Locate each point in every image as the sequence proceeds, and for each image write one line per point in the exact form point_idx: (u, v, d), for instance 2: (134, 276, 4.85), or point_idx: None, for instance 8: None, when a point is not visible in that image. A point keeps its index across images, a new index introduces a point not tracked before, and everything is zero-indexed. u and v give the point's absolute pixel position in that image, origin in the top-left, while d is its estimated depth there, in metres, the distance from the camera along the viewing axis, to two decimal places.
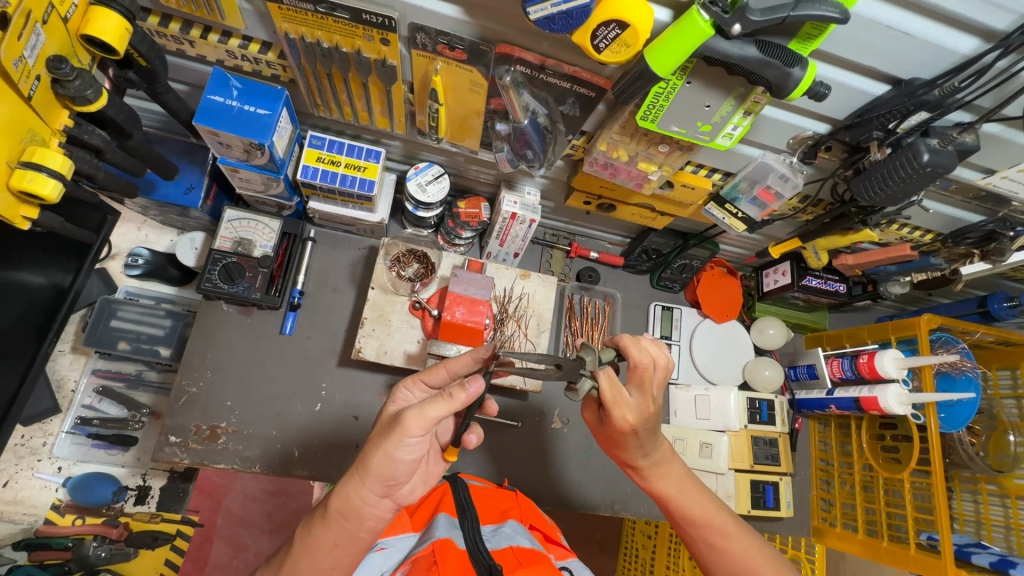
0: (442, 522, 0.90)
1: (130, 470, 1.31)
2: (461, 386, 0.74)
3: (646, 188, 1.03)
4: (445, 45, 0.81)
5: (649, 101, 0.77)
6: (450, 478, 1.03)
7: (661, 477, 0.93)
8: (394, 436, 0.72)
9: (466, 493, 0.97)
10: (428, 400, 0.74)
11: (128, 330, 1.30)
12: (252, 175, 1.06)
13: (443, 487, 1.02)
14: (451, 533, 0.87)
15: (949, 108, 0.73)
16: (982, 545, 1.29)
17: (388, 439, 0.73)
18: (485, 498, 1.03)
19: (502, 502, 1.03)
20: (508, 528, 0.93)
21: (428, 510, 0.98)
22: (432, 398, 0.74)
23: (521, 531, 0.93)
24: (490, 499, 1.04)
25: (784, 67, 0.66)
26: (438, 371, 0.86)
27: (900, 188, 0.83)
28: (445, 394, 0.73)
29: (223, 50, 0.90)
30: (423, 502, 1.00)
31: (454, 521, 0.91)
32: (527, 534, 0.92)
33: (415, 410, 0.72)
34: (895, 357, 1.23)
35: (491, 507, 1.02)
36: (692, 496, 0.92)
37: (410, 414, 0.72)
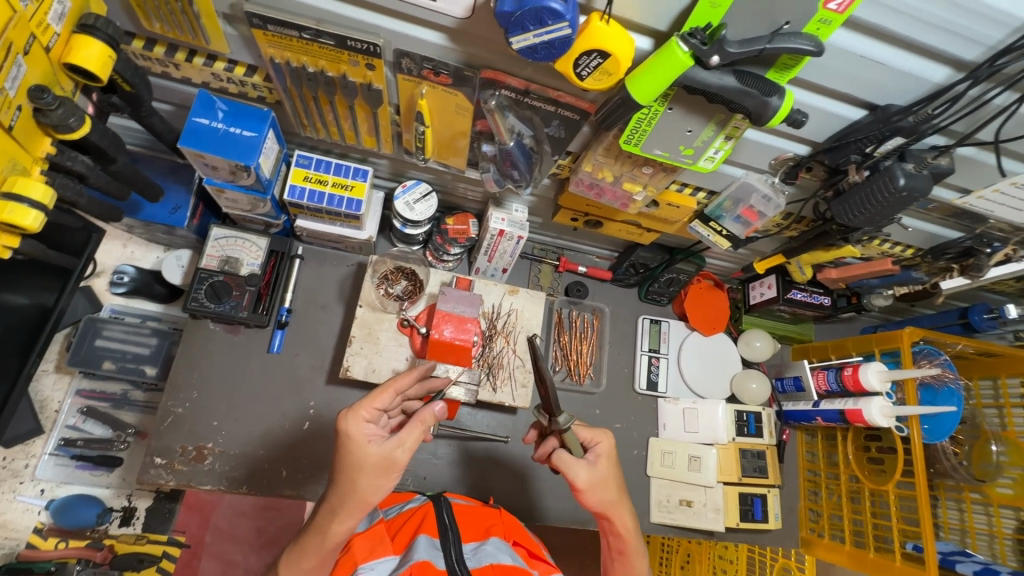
0: (422, 545, 0.87)
1: (114, 490, 1.28)
2: (427, 409, 0.83)
3: (632, 208, 1.04)
4: (431, 70, 0.82)
5: (632, 125, 0.78)
6: (433, 497, 1.01)
7: (637, 551, 0.90)
8: (393, 474, 0.78)
9: (448, 514, 0.95)
10: (403, 431, 0.79)
11: (113, 349, 1.29)
12: (239, 195, 1.06)
13: (425, 507, 0.99)
14: (432, 555, 0.86)
15: (924, 135, 0.75)
16: (966, 553, 1.31)
17: (389, 477, 0.78)
18: (468, 517, 1.01)
19: (485, 518, 1.01)
20: (491, 545, 0.91)
21: (410, 531, 0.94)
22: (410, 427, 0.80)
23: (503, 548, 0.92)
24: (473, 516, 1.02)
25: (763, 96, 0.67)
26: (388, 393, 0.84)
27: (878, 211, 0.84)
28: (419, 421, 0.81)
29: (208, 73, 0.90)
30: (405, 522, 0.97)
31: (435, 543, 0.89)
32: (509, 552, 0.91)
33: (406, 446, 0.79)
34: (878, 369, 1.26)
35: (474, 525, 0.99)
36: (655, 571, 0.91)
37: (405, 451, 0.78)
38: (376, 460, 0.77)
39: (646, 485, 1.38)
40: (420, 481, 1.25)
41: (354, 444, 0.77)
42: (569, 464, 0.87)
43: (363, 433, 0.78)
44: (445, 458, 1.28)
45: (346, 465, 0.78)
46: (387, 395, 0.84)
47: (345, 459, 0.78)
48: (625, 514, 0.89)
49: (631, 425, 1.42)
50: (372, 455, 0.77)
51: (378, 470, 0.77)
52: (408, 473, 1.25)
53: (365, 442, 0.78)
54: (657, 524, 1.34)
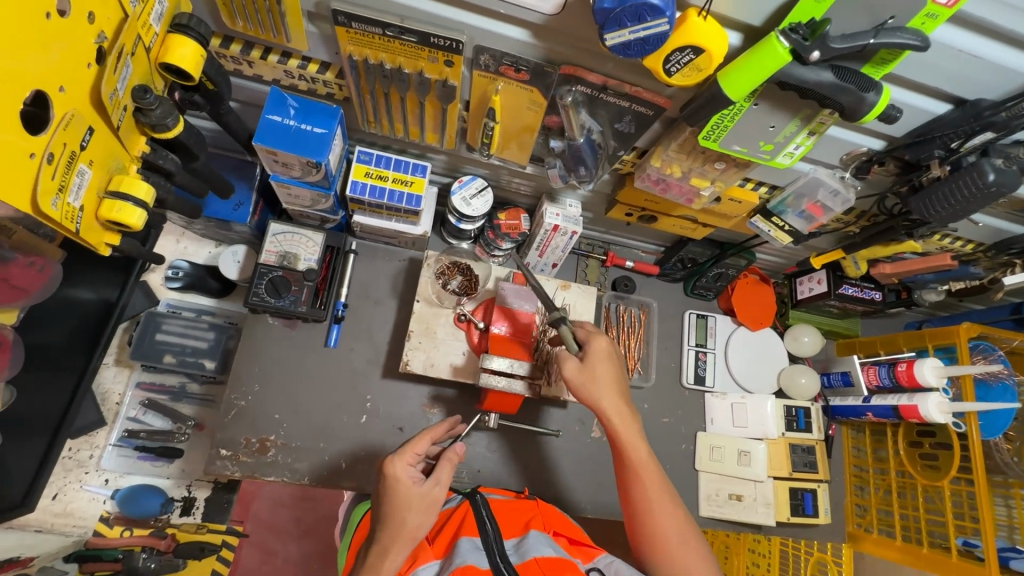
0: (466, 548, 0.84)
1: (175, 481, 1.31)
2: (451, 449, 0.94)
3: (696, 204, 1.04)
4: (509, 67, 0.82)
5: (715, 122, 0.78)
6: (467, 495, 0.99)
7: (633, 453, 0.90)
8: (435, 509, 0.87)
9: (485, 509, 0.93)
10: (439, 471, 0.90)
11: (172, 343, 1.31)
12: (303, 191, 1.07)
13: (462, 506, 0.97)
14: (476, 556, 0.83)
15: (1016, 129, 0.74)
16: (1018, 549, 1.31)
17: (433, 511, 0.86)
18: (507, 513, 1.00)
19: (524, 512, 1.00)
20: (533, 539, 0.89)
21: (450, 533, 0.92)
22: (444, 467, 0.91)
23: (545, 541, 0.89)
24: (512, 511, 1.01)
25: (860, 91, 0.67)
26: (423, 440, 0.94)
27: (961, 207, 0.82)
28: (448, 459, 0.92)
29: (282, 70, 0.91)
30: (444, 523, 0.95)
31: (477, 542, 0.87)
32: (550, 543, 0.89)
33: (442, 484, 0.89)
34: (934, 365, 1.25)
35: (514, 521, 0.97)
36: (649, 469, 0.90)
37: (442, 488, 0.88)
38: (421, 495, 0.86)
39: (694, 479, 1.39)
40: (474, 474, 1.27)
41: (400, 484, 0.86)
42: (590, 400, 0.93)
43: (406, 474, 0.87)
44: (498, 451, 1.29)
45: (392, 504, 0.85)
46: (421, 442, 0.94)
47: (392, 498, 0.85)
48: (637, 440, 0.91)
49: (679, 420, 1.43)
50: (416, 492, 0.86)
51: (422, 505, 0.85)
52: (463, 466, 1.27)
53: (409, 481, 0.87)
54: (707, 517, 1.35)
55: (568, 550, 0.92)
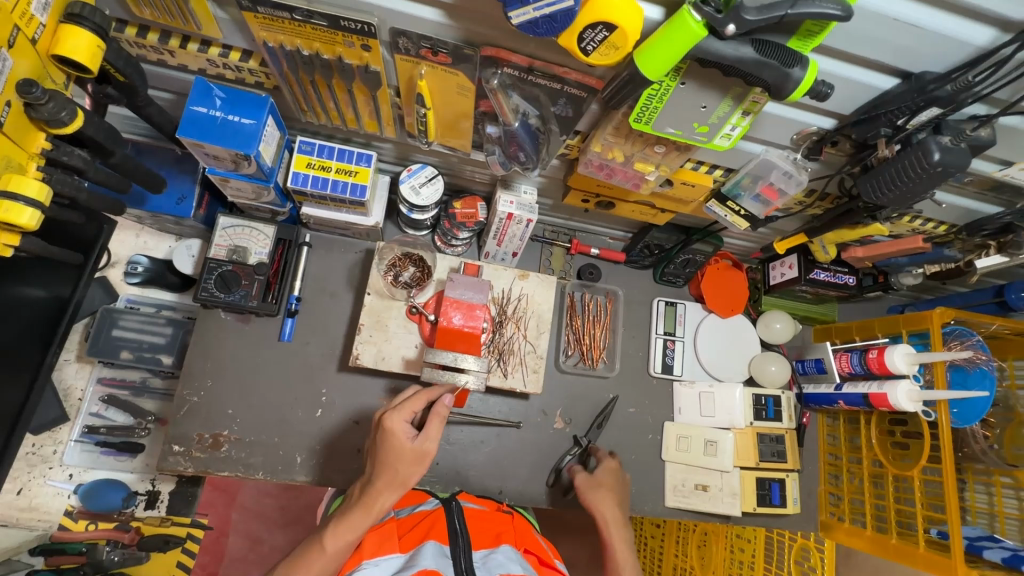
0: (431, 551, 0.85)
1: (139, 475, 1.32)
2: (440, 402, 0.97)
3: (645, 188, 1.00)
4: (428, 50, 0.78)
5: (642, 102, 0.73)
6: (444, 502, 1.01)
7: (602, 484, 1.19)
8: (425, 463, 0.93)
9: (458, 520, 0.94)
10: (430, 428, 0.93)
11: (130, 339, 1.31)
12: (243, 184, 1.05)
13: (437, 512, 0.98)
14: (440, 563, 0.83)
15: (964, 104, 0.69)
16: (994, 538, 1.28)
17: (421, 466, 0.92)
18: (481, 522, 1.00)
19: (497, 525, 1.01)
20: (500, 554, 0.89)
21: (419, 534, 0.93)
22: (434, 424, 0.94)
23: (513, 558, 0.90)
24: (485, 521, 1.01)
25: (783, 67, 0.62)
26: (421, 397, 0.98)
27: (909, 189, 0.78)
28: (438, 415, 0.95)
29: (204, 59, 0.88)
30: (415, 525, 0.96)
31: (445, 549, 0.87)
32: (519, 562, 0.90)
33: (432, 440, 0.94)
34: (906, 352, 1.20)
35: (484, 531, 0.97)
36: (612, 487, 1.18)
37: (432, 445, 0.93)
38: (411, 452, 0.91)
39: (661, 470, 1.37)
40: (433, 467, 1.26)
41: (393, 440, 0.92)
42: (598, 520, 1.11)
43: (401, 431, 0.93)
44: (457, 444, 1.28)
45: (387, 455, 0.92)
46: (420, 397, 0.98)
47: (387, 450, 0.92)
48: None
49: (646, 410, 1.40)
50: (408, 447, 0.92)
51: (412, 462, 0.92)
52: None
53: (403, 437, 0.92)
54: (672, 508, 1.34)
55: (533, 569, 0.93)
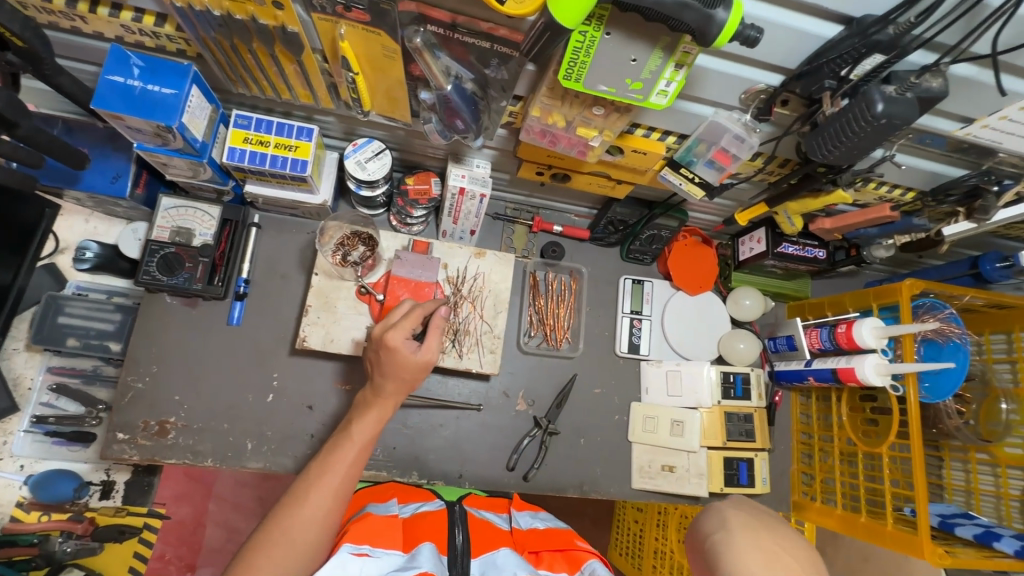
0: (428, 552, 0.82)
1: (92, 465, 1.29)
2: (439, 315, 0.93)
3: (591, 156, 0.95)
4: (344, 6, 0.73)
5: (568, 57, 0.69)
6: (449, 509, 0.98)
7: None
8: (427, 369, 0.92)
9: (460, 531, 0.91)
10: (431, 339, 0.91)
11: (77, 326, 1.27)
12: (177, 160, 1.01)
13: (438, 518, 0.96)
14: (437, 567, 0.80)
15: (907, 50, 0.64)
16: (968, 516, 1.25)
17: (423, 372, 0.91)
18: (483, 528, 0.96)
19: (498, 534, 0.96)
20: (503, 559, 0.85)
21: (418, 537, 0.89)
22: (433, 335, 0.91)
23: (513, 560, 0.86)
24: (487, 528, 0.97)
25: (705, 8, 0.57)
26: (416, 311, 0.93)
27: (854, 145, 0.73)
28: (436, 326, 0.92)
29: (117, 25, 0.83)
30: (417, 527, 0.93)
31: (441, 557, 0.84)
32: (520, 563, 0.85)
33: (433, 350, 0.91)
34: (874, 325, 1.16)
35: (489, 539, 0.93)
36: None
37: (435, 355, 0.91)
38: (415, 366, 0.89)
39: (627, 451, 1.34)
40: (390, 451, 1.23)
41: (394, 353, 0.88)
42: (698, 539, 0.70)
43: (402, 343, 0.88)
44: (415, 428, 1.25)
45: (389, 365, 0.89)
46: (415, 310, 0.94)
47: (387, 361, 0.89)
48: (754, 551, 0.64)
49: (612, 390, 1.36)
50: (411, 359, 0.89)
51: (416, 371, 0.91)
52: (379, 443, 1.23)
53: (406, 352, 0.89)
54: (639, 489, 1.31)
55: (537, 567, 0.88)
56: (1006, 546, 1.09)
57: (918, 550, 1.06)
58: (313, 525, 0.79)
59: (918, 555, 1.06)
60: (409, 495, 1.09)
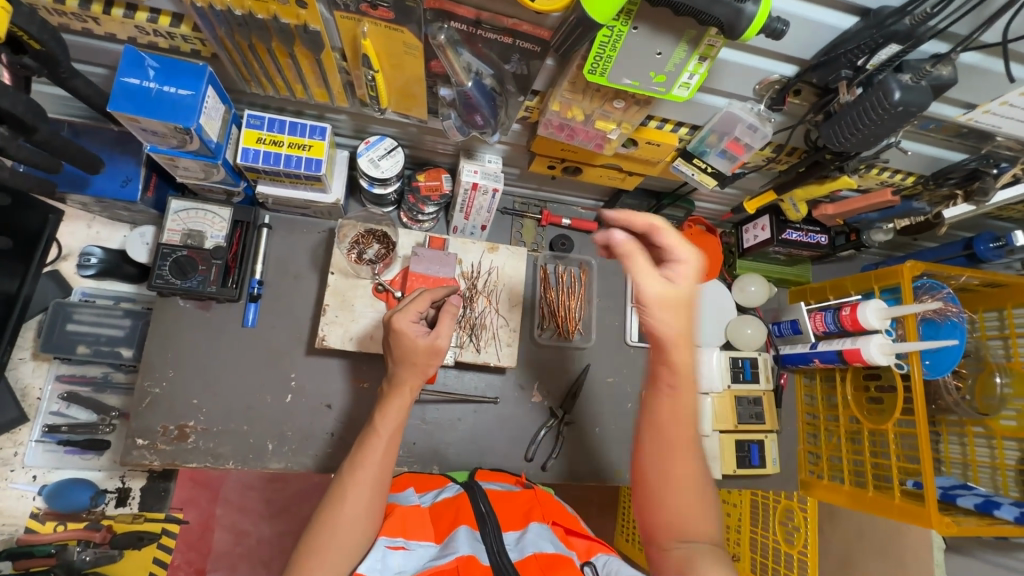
0: (463, 536, 0.83)
1: (107, 473, 1.28)
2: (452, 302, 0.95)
3: (607, 148, 0.97)
4: (368, 4, 0.74)
5: (595, 51, 0.70)
6: (468, 486, 0.96)
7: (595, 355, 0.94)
8: (441, 355, 0.91)
9: (484, 502, 0.90)
10: (441, 324, 0.91)
11: (86, 333, 1.25)
12: (191, 163, 1.00)
13: (461, 496, 0.94)
14: (475, 548, 0.81)
15: (922, 39, 0.67)
16: (967, 486, 1.30)
17: (438, 358, 0.91)
18: (506, 502, 0.96)
19: (522, 505, 0.96)
20: (533, 534, 0.86)
21: (449, 520, 0.90)
22: (444, 320, 0.92)
23: (545, 535, 0.87)
24: (511, 502, 0.97)
25: (736, 2, 0.59)
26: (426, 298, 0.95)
27: (870, 133, 0.76)
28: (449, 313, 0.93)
29: (131, 26, 0.82)
30: (445, 508, 0.93)
31: (476, 534, 0.85)
32: (551, 537, 0.87)
33: (444, 334, 0.91)
34: (878, 307, 1.21)
35: (513, 512, 0.94)
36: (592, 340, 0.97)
37: (444, 338, 0.91)
38: (423, 349, 0.89)
39: None
40: (410, 446, 1.24)
41: (404, 337, 0.89)
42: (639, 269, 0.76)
43: (410, 328, 0.90)
44: (433, 423, 1.26)
45: (400, 354, 0.90)
46: (426, 299, 0.95)
47: (398, 349, 0.90)
48: (689, 357, 0.77)
49: (624, 379, 1.39)
50: (419, 344, 0.89)
51: (427, 356, 0.90)
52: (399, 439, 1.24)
53: (412, 335, 0.90)
54: None
55: (564, 543, 0.89)
56: (1006, 514, 1.14)
57: (926, 520, 1.10)
58: (355, 522, 0.81)
59: (926, 525, 1.11)
60: (425, 483, 1.08)
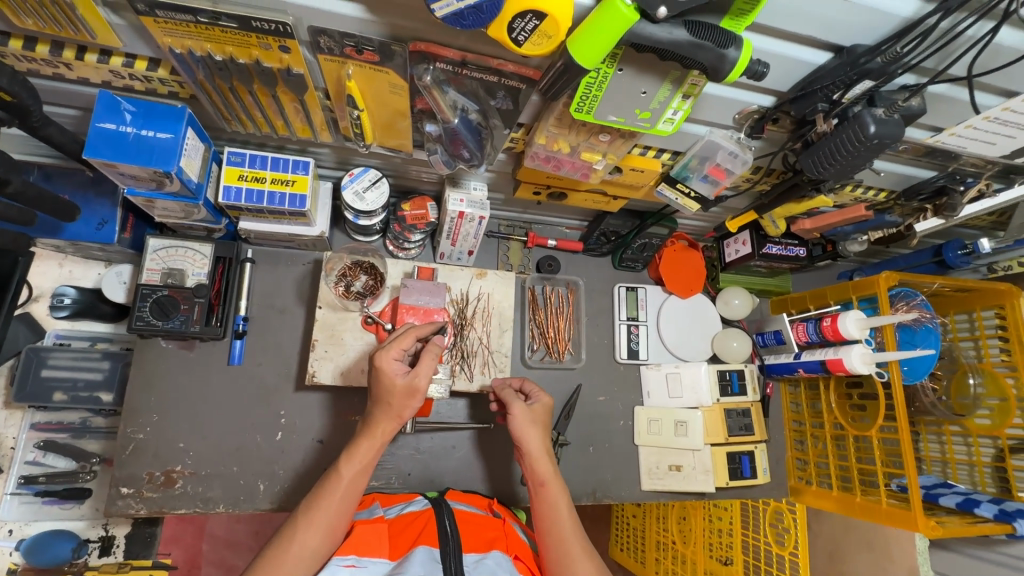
0: (419, 557, 0.79)
1: (89, 521, 1.24)
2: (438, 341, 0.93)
3: (594, 177, 0.98)
4: (353, 48, 0.73)
5: (581, 91, 0.71)
6: (436, 503, 0.96)
7: (556, 484, 0.94)
8: (418, 398, 0.89)
9: (449, 519, 0.89)
10: (422, 363, 0.89)
11: (62, 379, 1.21)
12: (170, 203, 0.97)
13: (428, 513, 0.93)
14: (428, 569, 0.77)
15: (895, 75, 0.69)
16: (948, 485, 1.34)
17: (414, 401, 0.89)
18: (474, 523, 0.94)
19: (487, 529, 0.93)
20: (492, 560, 0.82)
21: (411, 538, 0.88)
22: (425, 359, 0.89)
23: (505, 564, 0.83)
24: (475, 525, 0.94)
25: (718, 48, 0.61)
26: (411, 337, 0.94)
27: (848, 162, 0.79)
28: (432, 353, 0.90)
29: (106, 71, 0.80)
30: (406, 527, 0.91)
31: (434, 553, 0.81)
32: (510, 567, 0.82)
33: (423, 375, 0.88)
34: (857, 318, 1.24)
35: (476, 535, 0.91)
36: (544, 460, 0.96)
37: (422, 379, 0.88)
38: (401, 389, 0.88)
39: (635, 455, 1.37)
40: (405, 478, 1.22)
41: (384, 375, 0.88)
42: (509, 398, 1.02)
43: (392, 366, 0.89)
44: (428, 452, 1.25)
45: (377, 392, 0.89)
46: (411, 339, 0.94)
47: (377, 386, 0.89)
48: (549, 470, 0.95)
49: (615, 397, 1.40)
50: (397, 383, 0.88)
51: (404, 397, 0.88)
52: (393, 471, 1.22)
53: (393, 374, 0.88)
54: (648, 491, 1.35)
55: None
56: (987, 512, 1.19)
57: (912, 523, 1.13)
58: (301, 561, 0.79)
59: (912, 528, 1.13)
60: (391, 497, 1.07)
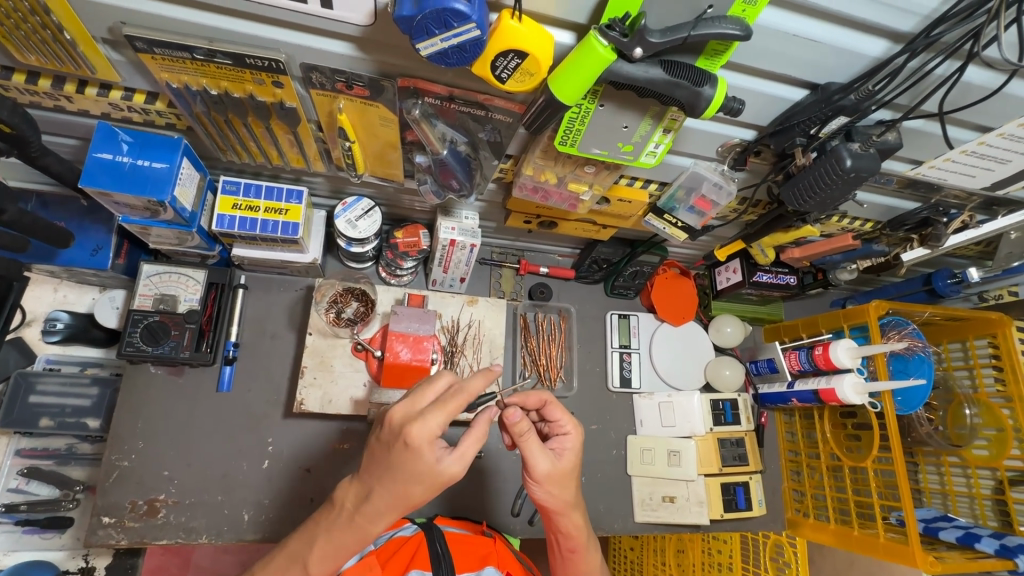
0: None
1: (69, 552, 1.21)
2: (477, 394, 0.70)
3: (581, 208, 1.00)
4: (344, 84, 0.76)
5: (565, 125, 0.73)
6: (425, 527, 0.96)
7: (587, 546, 0.91)
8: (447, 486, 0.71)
9: (440, 543, 0.91)
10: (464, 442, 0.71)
11: (49, 405, 1.20)
12: (164, 231, 0.99)
13: (418, 536, 0.94)
14: None
15: (868, 111, 0.71)
16: (948, 519, 1.32)
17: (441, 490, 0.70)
18: (465, 544, 0.96)
19: (479, 547, 0.96)
20: None
21: (402, 562, 0.90)
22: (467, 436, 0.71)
23: None
24: (467, 544, 0.96)
25: (694, 86, 0.63)
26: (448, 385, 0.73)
27: (828, 195, 0.81)
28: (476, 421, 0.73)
29: (105, 103, 0.82)
30: (395, 551, 0.91)
31: None
32: None
33: (459, 458, 0.70)
34: (848, 346, 1.24)
35: (470, 553, 0.94)
36: (573, 514, 0.87)
37: (460, 465, 0.70)
38: (431, 473, 0.68)
39: (628, 485, 1.35)
40: None
41: (411, 452, 0.67)
42: (532, 451, 0.81)
43: (422, 438, 0.67)
44: None
45: (393, 470, 0.69)
46: (445, 382, 0.73)
47: (400, 464, 0.68)
48: (576, 517, 0.88)
49: (608, 425, 1.39)
50: (424, 467, 0.68)
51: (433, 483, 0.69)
52: None
53: (427, 456, 0.67)
54: (642, 523, 1.32)
55: None
56: (988, 546, 1.16)
57: (910, 558, 1.10)
58: None
59: (909, 564, 1.11)
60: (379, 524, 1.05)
